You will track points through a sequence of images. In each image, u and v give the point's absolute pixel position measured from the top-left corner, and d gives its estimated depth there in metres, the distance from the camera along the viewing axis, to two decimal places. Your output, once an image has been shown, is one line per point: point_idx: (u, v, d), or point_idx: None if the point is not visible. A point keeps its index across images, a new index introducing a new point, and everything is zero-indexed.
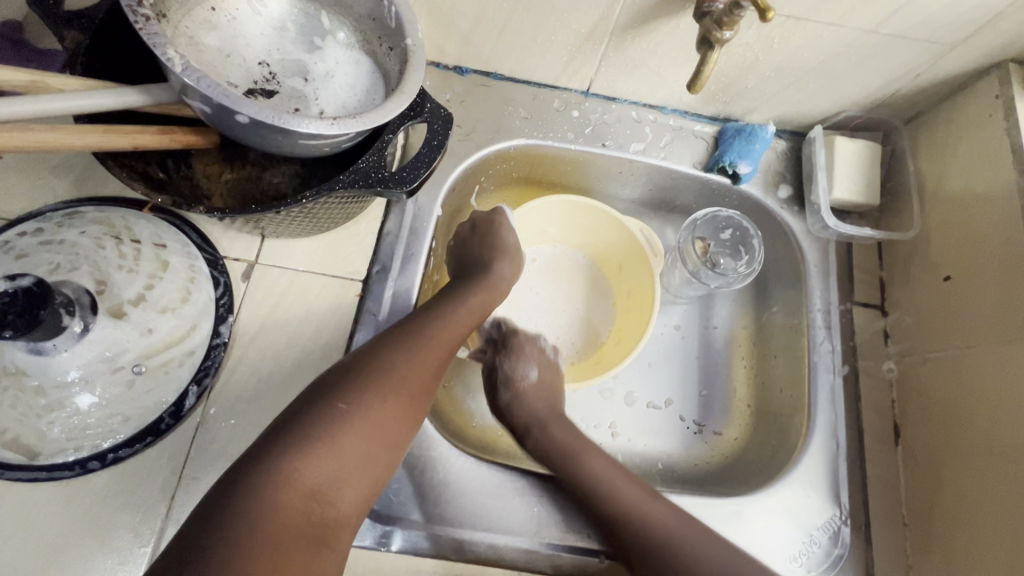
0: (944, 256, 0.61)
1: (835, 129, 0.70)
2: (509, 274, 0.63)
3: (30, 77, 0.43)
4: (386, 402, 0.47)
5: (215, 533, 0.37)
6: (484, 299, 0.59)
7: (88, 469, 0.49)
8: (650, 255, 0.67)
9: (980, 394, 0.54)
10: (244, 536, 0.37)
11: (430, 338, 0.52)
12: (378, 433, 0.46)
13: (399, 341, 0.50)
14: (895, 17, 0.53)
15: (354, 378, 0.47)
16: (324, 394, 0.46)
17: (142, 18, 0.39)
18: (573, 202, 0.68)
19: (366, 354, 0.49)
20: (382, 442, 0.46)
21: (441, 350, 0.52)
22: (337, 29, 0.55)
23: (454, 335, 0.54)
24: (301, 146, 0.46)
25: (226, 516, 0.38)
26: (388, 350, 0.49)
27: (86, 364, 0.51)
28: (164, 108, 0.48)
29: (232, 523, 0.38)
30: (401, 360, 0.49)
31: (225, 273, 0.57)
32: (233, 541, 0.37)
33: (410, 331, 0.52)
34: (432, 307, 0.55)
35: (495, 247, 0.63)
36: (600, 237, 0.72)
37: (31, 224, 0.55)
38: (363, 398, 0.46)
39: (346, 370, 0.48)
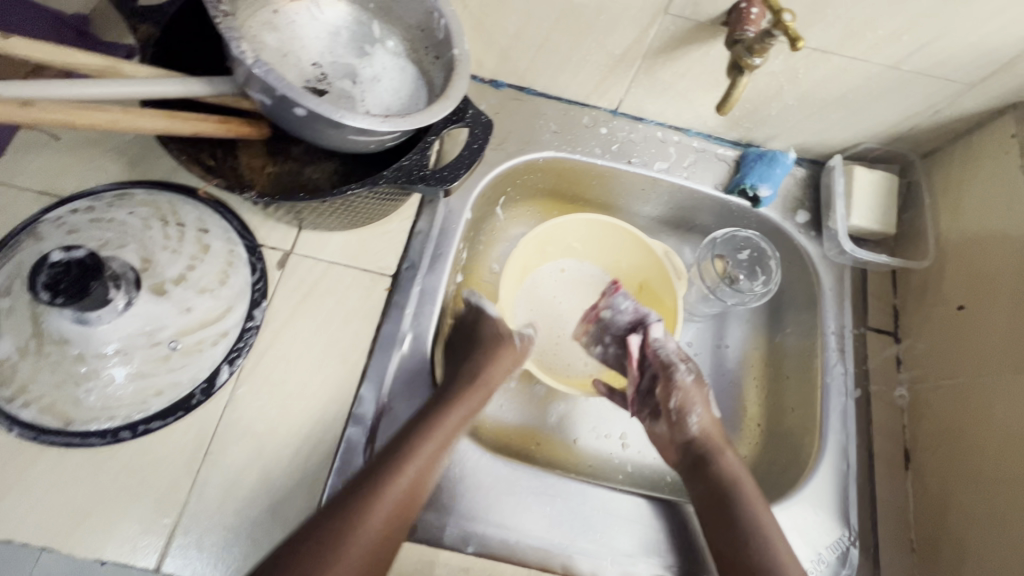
0: (958, 287, 0.63)
1: (853, 159, 0.72)
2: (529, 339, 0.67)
3: (107, 63, 0.47)
4: (378, 507, 0.49)
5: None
6: (473, 395, 0.60)
7: (119, 439, 0.51)
8: (674, 279, 0.70)
9: (991, 422, 0.55)
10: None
11: (414, 467, 0.52)
12: (381, 509, 0.49)
13: (382, 489, 0.50)
14: (916, 54, 0.55)
15: (340, 538, 0.47)
16: (310, 556, 0.45)
17: (222, 13, 0.43)
18: (602, 220, 0.71)
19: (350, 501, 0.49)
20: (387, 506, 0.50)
21: (430, 433, 0.54)
22: (387, 37, 0.58)
23: (442, 438, 0.55)
24: (350, 141, 0.48)
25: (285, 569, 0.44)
26: (371, 500, 0.49)
27: (125, 337, 0.53)
28: (224, 101, 0.50)
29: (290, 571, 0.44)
30: (387, 501, 0.50)
31: (262, 260, 0.59)
32: None
33: (393, 469, 0.51)
34: (418, 423, 0.55)
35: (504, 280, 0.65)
36: (625, 256, 0.74)
37: (84, 202, 0.58)
38: (353, 541, 0.47)
39: (327, 526, 0.47)
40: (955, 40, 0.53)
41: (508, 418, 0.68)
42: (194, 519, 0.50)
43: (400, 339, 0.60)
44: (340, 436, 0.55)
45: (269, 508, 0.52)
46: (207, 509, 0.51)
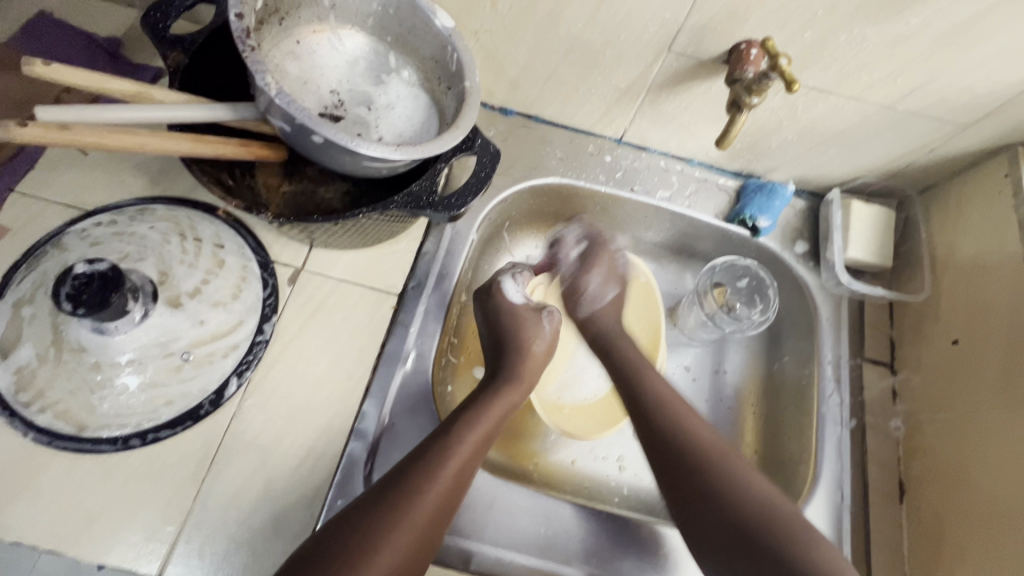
0: (953, 322, 0.64)
1: (852, 193, 0.74)
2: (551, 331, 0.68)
3: (138, 88, 0.49)
4: (429, 493, 0.49)
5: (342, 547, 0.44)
6: (517, 394, 0.61)
7: (129, 446, 0.53)
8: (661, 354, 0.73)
9: (987, 457, 0.55)
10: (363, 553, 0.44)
11: (462, 454, 0.52)
12: (433, 496, 0.49)
13: (434, 470, 0.50)
14: (911, 95, 0.57)
15: (388, 517, 0.46)
16: (360, 533, 0.45)
17: (249, 47, 0.45)
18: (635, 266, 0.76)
19: (398, 483, 0.49)
20: (439, 491, 0.49)
21: (478, 424, 0.55)
22: (402, 67, 0.61)
23: (488, 432, 0.55)
24: (363, 167, 0.51)
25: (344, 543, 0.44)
26: (420, 483, 0.49)
27: (140, 346, 0.55)
28: (245, 125, 0.53)
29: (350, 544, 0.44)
30: (436, 486, 0.49)
31: (274, 275, 0.62)
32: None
33: (442, 454, 0.51)
34: (461, 418, 0.55)
35: (517, 315, 0.66)
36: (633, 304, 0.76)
37: (107, 215, 0.61)
38: (402, 523, 0.46)
39: (375, 508, 0.47)
40: (950, 83, 0.55)
41: (506, 438, 0.69)
42: (197, 528, 0.52)
43: (405, 356, 0.62)
44: (342, 450, 0.57)
45: (270, 519, 0.53)
46: (211, 518, 0.52)
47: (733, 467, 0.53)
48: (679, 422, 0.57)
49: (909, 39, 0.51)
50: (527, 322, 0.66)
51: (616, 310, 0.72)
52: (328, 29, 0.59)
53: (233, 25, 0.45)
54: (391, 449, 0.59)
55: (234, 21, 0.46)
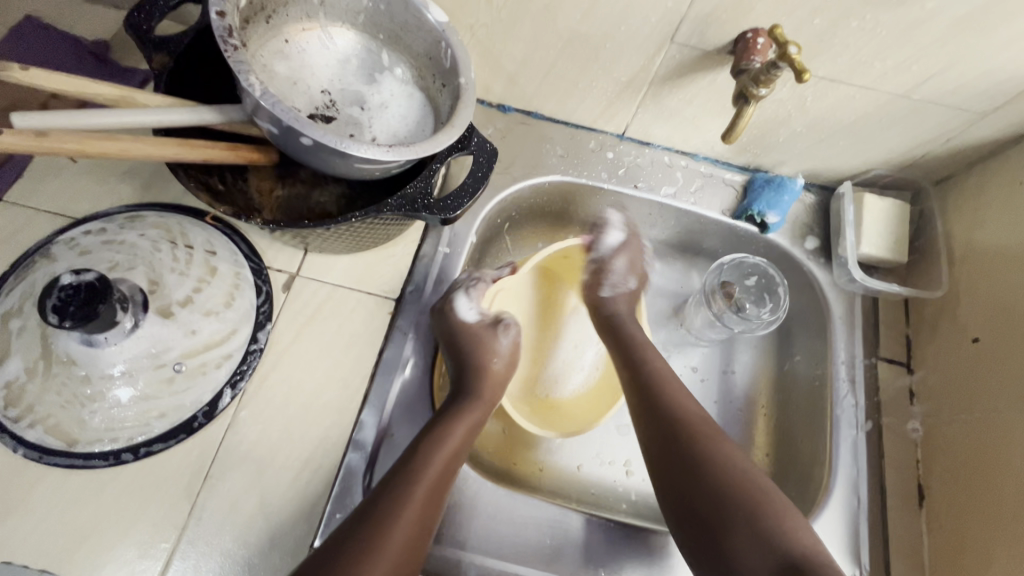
0: (972, 318, 0.61)
1: (864, 186, 0.72)
2: (509, 346, 0.65)
3: (122, 92, 0.48)
4: (400, 523, 0.46)
5: None
6: (481, 410, 0.59)
7: (121, 460, 0.52)
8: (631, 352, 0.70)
9: (1011, 461, 0.53)
10: None
11: (428, 481, 0.50)
12: (405, 526, 0.46)
13: (402, 501, 0.48)
14: (928, 83, 0.55)
15: (361, 550, 0.44)
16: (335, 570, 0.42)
17: (232, 47, 0.43)
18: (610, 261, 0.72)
19: (368, 518, 0.46)
20: (410, 521, 0.47)
21: (445, 443, 0.53)
22: (395, 65, 0.59)
23: (455, 453, 0.53)
24: (355, 169, 0.49)
25: None
26: (391, 514, 0.47)
27: (131, 358, 0.53)
28: (233, 127, 0.51)
29: None
30: (406, 515, 0.47)
31: (267, 282, 0.60)
32: None
33: (409, 482, 0.49)
34: (423, 444, 0.53)
35: (474, 334, 0.63)
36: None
37: (96, 223, 0.59)
38: (379, 556, 0.44)
39: (346, 544, 0.44)
40: (968, 69, 0.52)
41: (508, 443, 0.67)
42: (192, 544, 0.50)
43: (404, 362, 0.61)
44: (339, 461, 0.55)
45: (266, 534, 0.52)
46: (206, 534, 0.51)
47: (714, 441, 0.53)
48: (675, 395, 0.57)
49: (925, 24, 0.49)
50: (483, 339, 0.63)
51: (633, 302, 0.71)
52: (319, 27, 0.57)
53: (215, 25, 0.44)
54: (388, 456, 0.58)
55: (215, 20, 0.44)
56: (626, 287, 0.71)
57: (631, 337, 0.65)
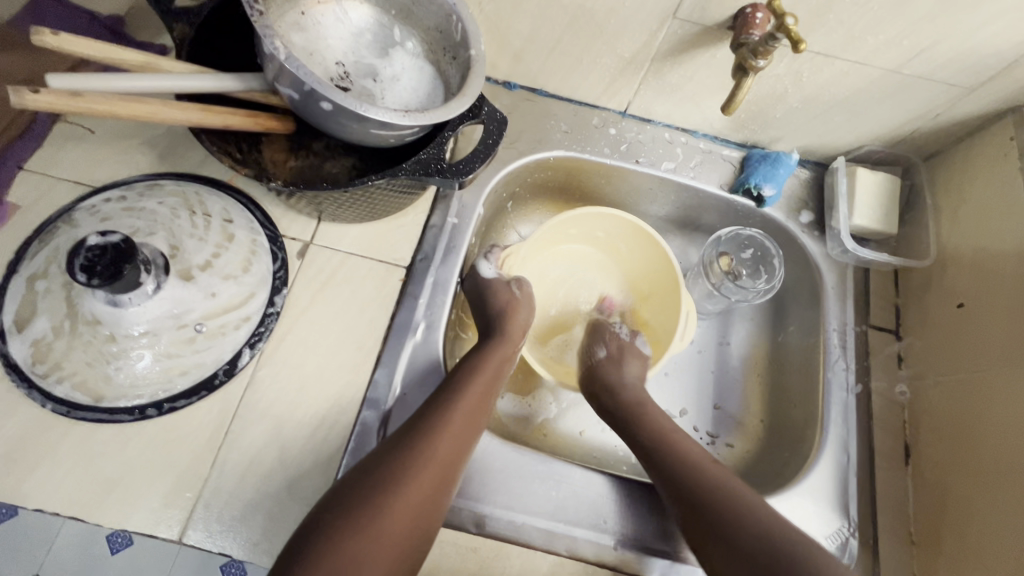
0: (957, 285, 0.64)
1: (857, 162, 0.74)
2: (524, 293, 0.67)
3: (146, 58, 0.49)
4: (439, 442, 0.50)
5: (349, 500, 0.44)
6: (500, 355, 0.60)
7: (146, 416, 0.54)
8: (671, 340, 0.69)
9: (994, 418, 0.56)
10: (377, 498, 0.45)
11: (465, 405, 0.53)
12: (442, 445, 0.50)
13: (434, 429, 0.51)
14: (917, 59, 0.57)
15: (389, 479, 0.46)
16: (362, 497, 0.44)
17: (258, 11, 0.45)
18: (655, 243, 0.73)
19: (405, 441, 0.49)
20: (438, 458, 0.49)
21: (470, 387, 0.55)
22: (407, 39, 0.61)
23: (486, 386, 0.56)
24: (371, 135, 0.51)
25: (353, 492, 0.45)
26: (427, 437, 0.50)
27: (154, 319, 0.55)
28: (252, 95, 0.53)
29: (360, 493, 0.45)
30: (444, 434, 0.50)
31: (283, 249, 0.62)
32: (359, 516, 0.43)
33: (435, 419, 0.51)
34: (460, 375, 0.56)
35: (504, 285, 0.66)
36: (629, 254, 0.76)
37: (116, 191, 0.61)
38: (414, 472, 0.47)
39: (375, 471, 0.47)
40: (957, 44, 0.55)
41: (513, 410, 0.70)
42: (215, 494, 0.53)
43: (415, 326, 0.62)
44: (356, 419, 0.57)
45: (285, 485, 0.54)
46: (228, 484, 0.53)
47: (744, 506, 0.49)
48: (684, 464, 0.54)
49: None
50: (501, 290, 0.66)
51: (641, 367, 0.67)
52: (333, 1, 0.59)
53: None
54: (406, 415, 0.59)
55: None
56: (595, 356, 0.68)
57: (648, 413, 0.61)
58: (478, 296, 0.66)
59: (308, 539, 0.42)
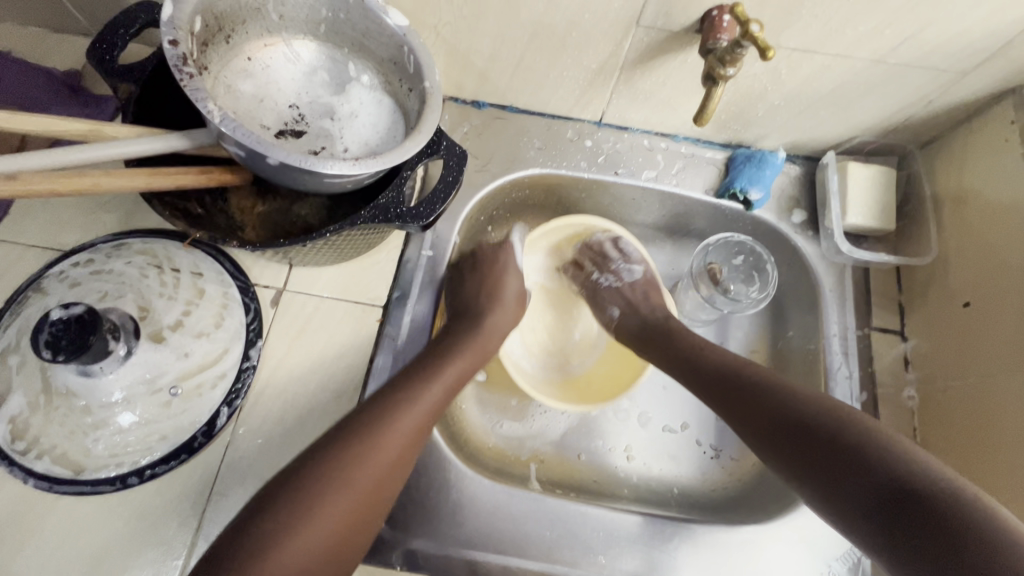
0: (962, 282, 0.61)
1: (849, 154, 0.70)
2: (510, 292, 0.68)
3: (88, 126, 0.48)
4: (381, 440, 0.48)
5: (276, 499, 0.43)
6: (465, 361, 0.59)
7: (128, 484, 0.53)
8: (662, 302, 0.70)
9: (1007, 424, 0.53)
10: (304, 493, 0.43)
11: (417, 409, 0.51)
12: (385, 446, 0.48)
13: (375, 429, 0.48)
14: (901, 47, 0.53)
15: (341, 468, 0.45)
16: (319, 465, 0.45)
17: (187, 75, 0.43)
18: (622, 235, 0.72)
19: (345, 434, 0.47)
20: (382, 448, 0.48)
21: (436, 382, 0.54)
22: (361, 73, 0.59)
23: (443, 390, 0.55)
24: (325, 184, 0.49)
25: (283, 490, 0.43)
26: (366, 435, 0.48)
27: (128, 385, 0.54)
28: (203, 151, 0.51)
29: (288, 490, 0.43)
30: (387, 433, 0.49)
31: (255, 299, 0.61)
32: (284, 516, 0.42)
33: (379, 419, 0.49)
34: (416, 374, 0.55)
35: (496, 263, 0.70)
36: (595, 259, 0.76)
37: (83, 255, 0.60)
38: (347, 470, 0.45)
39: (334, 438, 0.47)
40: (944, 29, 0.51)
41: (507, 443, 0.68)
42: None
43: (395, 370, 0.61)
44: None
45: None
46: None
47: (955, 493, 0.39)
48: (812, 404, 0.49)
49: None
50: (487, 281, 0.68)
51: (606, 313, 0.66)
52: (281, 41, 0.57)
53: (169, 53, 0.43)
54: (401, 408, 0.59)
55: (168, 49, 0.43)
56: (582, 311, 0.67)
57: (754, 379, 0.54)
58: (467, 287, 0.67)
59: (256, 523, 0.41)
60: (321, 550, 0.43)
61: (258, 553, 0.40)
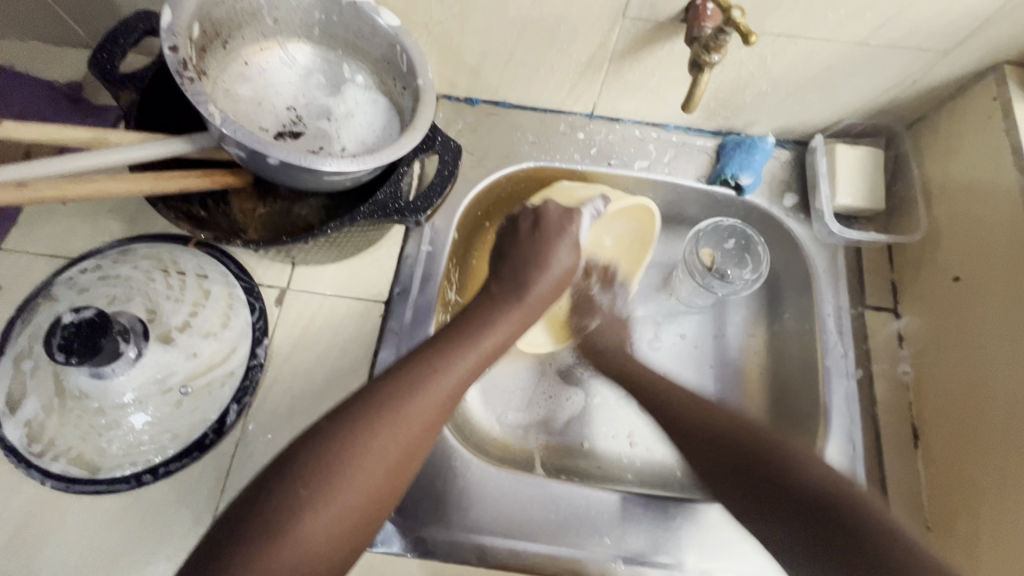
0: (951, 257, 0.62)
1: (837, 137, 0.71)
2: (568, 261, 0.61)
3: (93, 133, 0.49)
4: (424, 396, 0.45)
5: (314, 449, 0.40)
6: (509, 322, 0.55)
7: (143, 482, 0.54)
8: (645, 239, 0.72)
9: (1000, 394, 0.54)
10: (344, 445, 0.40)
11: (461, 366, 0.48)
12: (427, 402, 0.45)
13: (420, 386, 0.45)
14: (883, 29, 0.55)
15: (382, 421, 0.42)
16: (360, 418, 0.42)
17: (187, 79, 0.44)
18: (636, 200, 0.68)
19: (387, 387, 0.44)
20: (425, 405, 0.45)
21: (469, 352, 0.50)
22: (356, 74, 0.60)
23: (488, 350, 0.52)
24: (325, 182, 0.50)
25: (324, 440, 0.40)
26: (411, 391, 0.45)
27: (139, 386, 0.56)
28: (204, 154, 0.53)
29: (327, 442, 0.40)
30: (431, 389, 0.46)
31: (260, 299, 0.62)
32: (323, 469, 0.39)
33: (424, 375, 0.46)
34: (457, 331, 0.52)
35: (562, 232, 0.61)
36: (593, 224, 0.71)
37: (90, 261, 0.61)
38: (390, 424, 0.42)
39: (376, 391, 0.44)
40: (923, 9, 0.52)
41: (512, 432, 0.69)
42: None
43: None
44: None
45: None
46: None
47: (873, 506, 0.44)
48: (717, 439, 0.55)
49: None
50: (549, 242, 0.60)
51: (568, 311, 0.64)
52: (276, 45, 0.58)
53: (168, 59, 0.44)
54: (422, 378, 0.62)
55: (167, 54, 0.45)
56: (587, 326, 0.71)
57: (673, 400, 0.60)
58: (522, 244, 0.60)
59: (289, 489, 0.38)
60: (356, 510, 0.40)
61: (291, 526, 0.37)
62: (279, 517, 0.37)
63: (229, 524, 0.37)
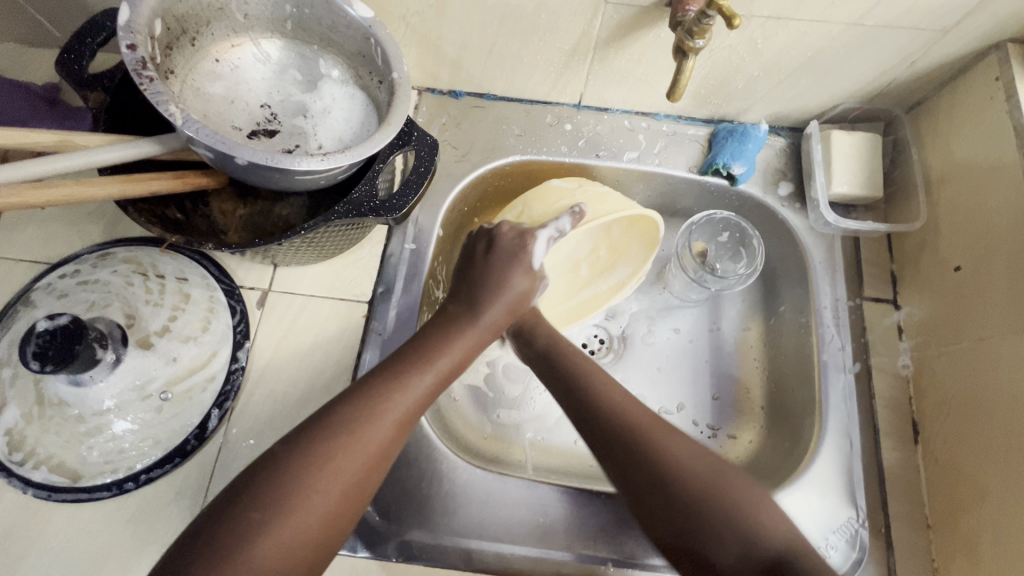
0: (953, 245, 0.59)
1: (834, 123, 0.69)
2: (525, 284, 0.57)
3: (60, 136, 0.48)
4: (380, 416, 0.44)
5: (265, 476, 0.39)
6: (471, 337, 0.53)
7: (124, 489, 0.54)
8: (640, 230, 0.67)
9: (1002, 387, 0.52)
10: (297, 471, 0.39)
11: (418, 385, 0.47)
12: (383, 423, 0.44)
13: (375, 407, 0.44)
14: (877, 8, 0.52)
15: (337, 444, 0.41)
16: (312, 442, 0.41)
17: (147, 79, 0.43)
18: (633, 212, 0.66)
19: (342, 409, 0.43)
20: (380, 426, 0.43)
21: (429, 369, 0.48)
22: (331, 68, 0.58)
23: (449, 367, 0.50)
24: (298, 182, 0.49)
25: (276, 466, 0.39)
26: (366, 412, 0.43)
27: (119, 393, 0.55)
28: (176, 155, 0.52)
29: (278, 467, 0.39)
30: (389, 409, 0.44)
31: (241, 301, 0.61)
32: (273, 496, 0.38)
33: (380, 395, 0.45)
34: (419, 346, 0.50)
35: (515, 259, 0.57)
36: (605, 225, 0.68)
37: (69, 266, 0.60)
38: (342, 449, 0.41)
39: (330, 412, 0.43)
40: None
41: (503, 432, 0.68)
42: None
43: None
44: None
45: None
46: None
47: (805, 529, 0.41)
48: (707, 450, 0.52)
49: None
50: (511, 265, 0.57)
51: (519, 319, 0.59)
52: (248, 41, 0.57)
53: (127, 58, 0.43)
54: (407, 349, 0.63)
55: (127, 53, 0.43)
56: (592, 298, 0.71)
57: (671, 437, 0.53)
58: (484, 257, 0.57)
59: (240, 515, 0.37)
60: (309, 538, 0.38)
61: (241, 553, 0.36)
62: (227, 542, 0.36)
63: (182, 552, 0.36)
